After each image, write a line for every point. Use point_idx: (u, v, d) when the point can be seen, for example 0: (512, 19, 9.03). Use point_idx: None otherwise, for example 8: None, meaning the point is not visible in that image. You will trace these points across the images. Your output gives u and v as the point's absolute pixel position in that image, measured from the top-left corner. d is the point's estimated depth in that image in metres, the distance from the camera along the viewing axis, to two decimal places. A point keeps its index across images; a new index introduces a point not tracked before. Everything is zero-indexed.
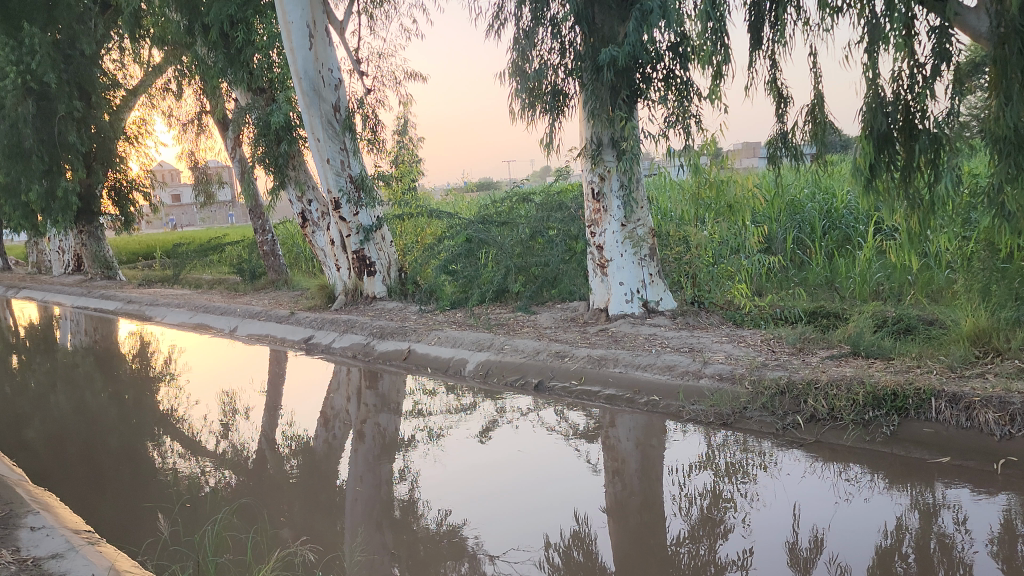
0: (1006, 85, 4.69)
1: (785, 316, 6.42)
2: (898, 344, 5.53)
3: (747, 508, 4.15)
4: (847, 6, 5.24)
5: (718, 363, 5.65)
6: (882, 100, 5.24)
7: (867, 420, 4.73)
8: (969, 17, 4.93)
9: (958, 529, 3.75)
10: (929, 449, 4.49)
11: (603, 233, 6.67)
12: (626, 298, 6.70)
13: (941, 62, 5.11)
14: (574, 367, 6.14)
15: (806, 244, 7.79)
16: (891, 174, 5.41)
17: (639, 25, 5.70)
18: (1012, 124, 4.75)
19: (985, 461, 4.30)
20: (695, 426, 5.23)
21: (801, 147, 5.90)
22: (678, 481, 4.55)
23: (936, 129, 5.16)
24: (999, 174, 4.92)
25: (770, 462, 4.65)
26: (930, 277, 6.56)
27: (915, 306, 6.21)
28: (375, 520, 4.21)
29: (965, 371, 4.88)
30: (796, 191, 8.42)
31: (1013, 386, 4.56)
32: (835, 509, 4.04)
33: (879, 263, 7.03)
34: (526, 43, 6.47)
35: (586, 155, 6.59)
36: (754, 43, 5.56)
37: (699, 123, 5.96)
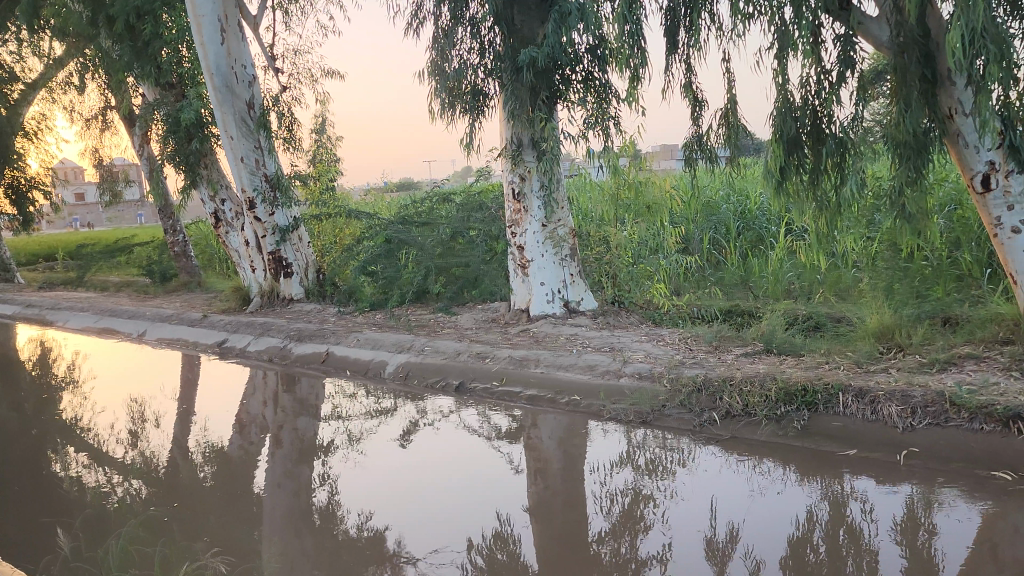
0: (906, 92, 4.93)
1: (702, 314, 6.56)
2: (809, 341, 5.70)
3: (666, 503, 4.22)
4: (757, 12, 5.38)
5: (638, 362, 5.72)
6: (791, 105, 5.39)
7: (779, 416, 4.86)
8: (872, 26, 5.14)
9: (865, 519, 3.90)
10: (838, 442, 4.65)
11: (523, 234, 6.66)
12: (547, 298, 6.72)
13: (846, 68, 5.30)
14: (496, 368, 6.12)
15: (722, 245, 7.95)
16: (801, 177, 5.60)
17: (558, 26, 5.77)
18: (911, 131, 4.97)
19: (889, 452, 4.48)
20: (616, 425, 5.28)
21: (716, 150, 6.04)
22: (599, 480, 4.59)
23: (842, 134, 5.37)
24: (900, 177, 5.13)
25: (688, 459, 4.73)
26: (837, 276, 6.79)
27: (824, 304, 6.41)
28: (293, 528, 4.10)
29: (871, 366, 5.07)
30: (712, 194, 8.63)
31: (915, 380, 4.77)
32: (749, 502, 4.14)
33: (790, 263, 7.25)
34: (446, 42, 6.43)
35: (506, 155, 6.59)
36: (670, 47, 5.66)
37: (618, 125, 6.02)
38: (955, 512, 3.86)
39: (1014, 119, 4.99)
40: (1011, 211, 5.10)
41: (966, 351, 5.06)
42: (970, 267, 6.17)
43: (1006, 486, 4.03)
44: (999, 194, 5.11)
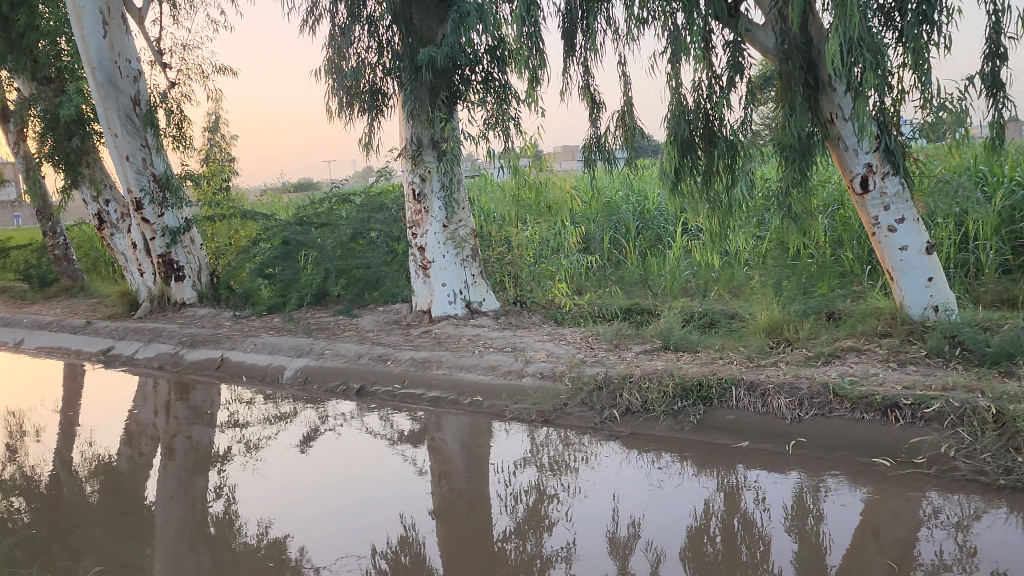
0: (791, 97, 5.14)
1: (603, 312, 6.67)
2: (704, 338, 5.87)
3: (570, 500, 4.27)
4: (651, 17, 5.50)
5: (540, 362, 5.76)
6: (685, 108, 5.51)
7: (677, 411, 4.98)
8: (758, 34, 5.36)
9: (759, 508, 4.05)
10: (732, 434, 4.80)
11: (424, 235, 6.61)
12: (449, 299, 6.70)
13: (736, 74, 5.48)
14: (398, 370, 6.06)
15: (621, 244, 8.13)
16: (695, 178, 5.75)
17: (457, 26, 5.76)
18: (796, 135, 5.18)
19: (779, 443, 4.67)
20: (519, 424, 5.31)
21: (614, 151, 6.14)
22: (504, 479, 4.60)
23: (733, 136, 5.56)
24: (786, 179, 5.32)
25: (590, 456, 4.80)
26: (731, 275, 7.00)
27: (719, 301, 6.61)
28: (188, 541, 3.95)
29: (762, 361, 5.27)
30: (611, 195, 8.80)
31: (802, 373, 4.99)
32: (649, 496, 4.24)
33: (687, 261, 7.44)
34: (342, 41, 6.33)
35: (407, 155, 6.52)
36: (568, 50, 5.72)
37: (518, 125, 6.06)
38: (840, 498, 4.05)
39: (889, 124, 5.29)
40: (887, 211, 5.40)
41: (848, 344, 5.32)
42: (851, 265, 6.58)
43: (885, 471, 4.27)
44: (876, 195, 5.39)
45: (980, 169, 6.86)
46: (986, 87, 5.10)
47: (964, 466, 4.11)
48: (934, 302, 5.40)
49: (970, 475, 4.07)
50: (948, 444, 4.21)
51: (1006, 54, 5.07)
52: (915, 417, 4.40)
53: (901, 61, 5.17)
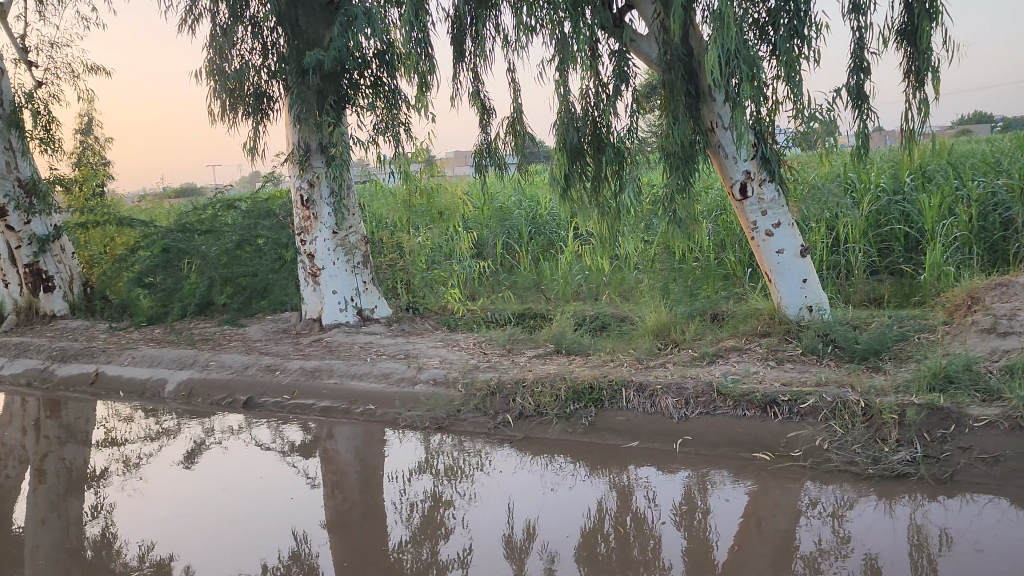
0: (674, 106, 5.31)
1: (496, 318, 6.70)
2: (595, 341, 5.97)
3: (465, 506, 4.26)
4: (540, 25, 5.57)
5: (433, 368, 5.72)
6: (573, 115, 5.62)
7: (568, 414, 5.05)
8: (642, 44, 5.52)
9: (649, 506, 4.16)
10: (622, 435, 4.91)
11: (313, 242, 6.46)
12: (340, 307, 6.57)
13: (622, 83, 5.62)
14: (287, 381, 5.90)
15: (514, 249, 8.19)
16: (584, 184, 5.86)
17: (345, 30, 5.66)
18: (679, 142, 5.33)
19: (667, 442, 4.80)
20: (412, 432, 5.25)
21: (505, 157, 6.18)
22: (398, 488, 4.55)
23: (620, 143, 5.68)
24: (671, 185, 5.47)
25: (485, 461, 4.81)
26: (621, 278, 7.13)
27: (610, 304, 6.72)
28: (61, 566, 3.72)
29: (650, 362, 5.41)
30: (504, 200, 8.88)
31: (688, 373, 5.15)
32: (543, 499, 4.27)
33: (579, 265, 7.54)
34: (224, 41, 6.13)
35: (294, 161, 6.37)
36: (457, 56, 5.74)
37: (408, 130, 6.01)
38: (724, 493, 4.20)
39: (765, 133, 5.54)
40: (764, 215, 5.65)
41: (731, 344, 5.53)
42: (734, 267, 6.83)
43: (765, 466, 4.47)
44: (755, 201, 5.64)
45: (849, 176, 7.28)
46: (852, 99, 5.41)
47: (837, 458, 4.33)
48: (809, 302, 5.69)
49: (842, 466, 4.29)
50: (823, 437, 4.43)
51: (869, 68, 5.39)
52: (792, 413, 4.61)
53: (776, 73, 5.41)
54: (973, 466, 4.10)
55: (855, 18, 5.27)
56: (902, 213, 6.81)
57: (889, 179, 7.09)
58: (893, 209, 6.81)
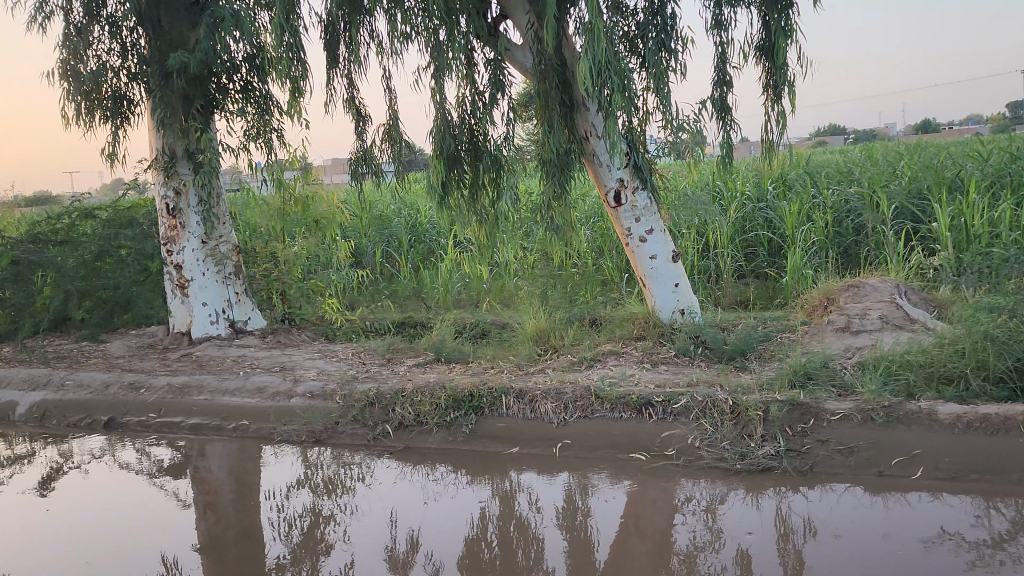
0: (549, 115, 5.36)
1: (376, 327, 6.62)
2: (475, 348, 5.98)
3: (347, 521, 4.16)
4: (415, 32, 5.54)
5: (309, 380, 5.57)
6: (450, 123, 5.59)
7: (449, 422, 5.01)
8: (517, 53, 5.62)
9: (532, 511, 4.20)
10: (502, 441, 4.94)
11: (180, 252, 6.19)
12: (210, 319, 6.31)
13: (497, 91, 5.66)
14: (152, 399, 5.61)
15: (394, 258, 8.11)
16: (461, 191, 5.88)
17: (211, 31, 5.44)
18: (555, 149, 5.39)
19: (546, 446, 4.87)
20: (289, 447, 5.11)
21: (383, 164, 6.11)
22: (276, 505, 4.40)
23: (496, 151, 5.70)
24: (548, 192, 5.51)
25: (366, 473, 4.74)
26: (501, 285, 7.17)
27: (490, 312, 6.75)
28: None
29: (530, 368, 5.47)
30: (382, 208, 8.80)
31: (566, 378, 5.22)
32: (425, 509, 4.23)
33: (459, 273, 7.52)
34: (79, 41, 5.80)
35: (158, 167, 6.09)
36: (331, 61, 5.66)
37: (281, 137, 5.86)
38: (604, 494, 4.29)
39: (637, 142, 5.71)
40: (638, 222, 5.82)
41: (608, 348, 5.66)
42: (611, 273, 7.01)
43: (642, 466, 4.60)
44: (628, 208, 5.80)
45: (716, 185, 7.63)
46: (717, 110, 5.66)
47: (708, 454, 4.49)
48: (681, 305, 5.89)
49: (712, 463, 4.46)
50: (694, 435, 4.58)
51: (731, 82, 5.64)
52: (666, 413, 4.74)
53: (645, 84, 5.59)
54: (832, 457, 4.35)
55: (717, 34, 5.51)
56: (764, 220, 7.19)
57: (754, 188, 7.48)
58: (757, 215, 7.17)
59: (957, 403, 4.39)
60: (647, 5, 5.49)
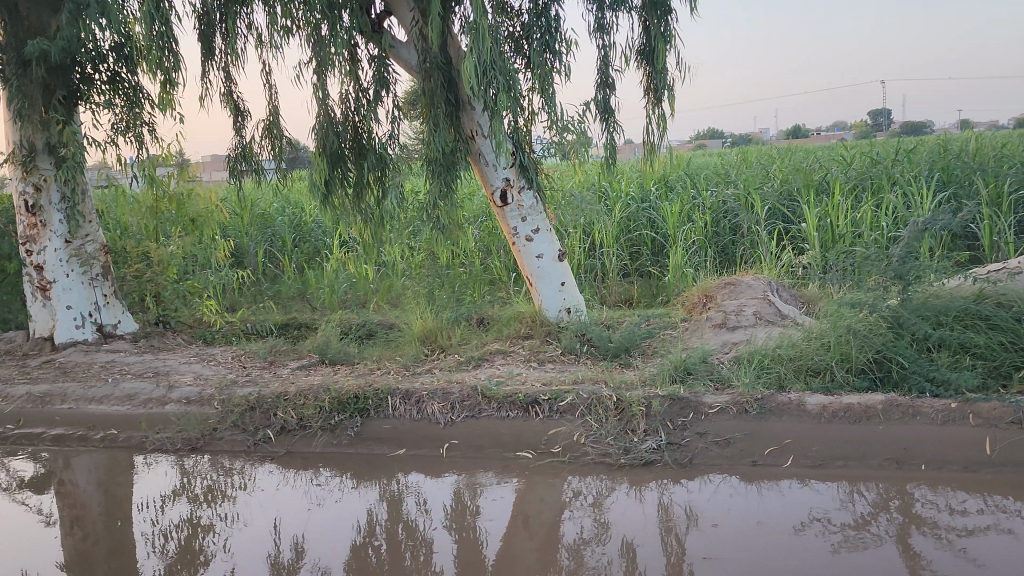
0: (435, 114, 5.33)
1: (258, 329, 6.42)
2: (361, 349, 5.88)
3: (227, 530, 4.00)
4: (296, 26, 5.39)
5: (185, 385, 5.32)
6: (333, 120, 5.47)
7: (333, 425, 4.90)
8: (401, 50, 5.58)
9: (420, 512, 4.16)
10: (388, 443, 4.87)
11: (42, 251, 5.81)
12: (76, 323, 5.97)
13: (382, 88, 5.56)
14: (10, 409, 5.25)
15: (277, 258, 7.87)
16: (346, 190, 5.77)
17: (74, 18, 5.10)
18: (441, 148, 5.35)
19: (433, 447, 4.83)
20: (163, 456, 4.88)
21: (263, 161, 5.91)
22: (150, 517, 4.19)
23: (381, 149, 5.62)
24: (433, 191, 5.46)
25: (247, 480, 4.58)
26: (388, 285, 7.07)
27: (376, 312, 6.65)
28: None
29: (417, 369, 5.41)
30: (264, 207, 8.54)
31: (453, 378, 5.20)
32: (310, 515, 4.13)
33: (345, 272, 7.37)
34: None
35: (16, 161, 5.69)
36: (206, 53, 5.43)
37: (153, 131, 5.59)
38: (492, 493, 4.30)
39: (523, 142, 5.74)
40: (524, 221, 5.87)
41: (495, 347, 5.69)
42: (499, 272, 7.05)
43: (528, 464, 4.64)
44: (514, 208, 5.85)
45: (601, 185, 7.78)
46: (600, 112, 5.76)
47: (592, 450, 4.56)
48: (567, 304, 5.98)
49: (597, 458, 4.54)
50: (579, 431, 4.65)
51: (614, 84, 5.76)
52: (552, 411, 4.77)
53: (530, 85, 5.64)
54: (709, 449, 4.50)
55: (600, 37, 5.61)
56: (648, 220, 7.37)
57: (637, 189, 7.68)
58: (641, 215, 7.36)
59: (823, 394, 4.63)
60: (531, 6, 5.53)
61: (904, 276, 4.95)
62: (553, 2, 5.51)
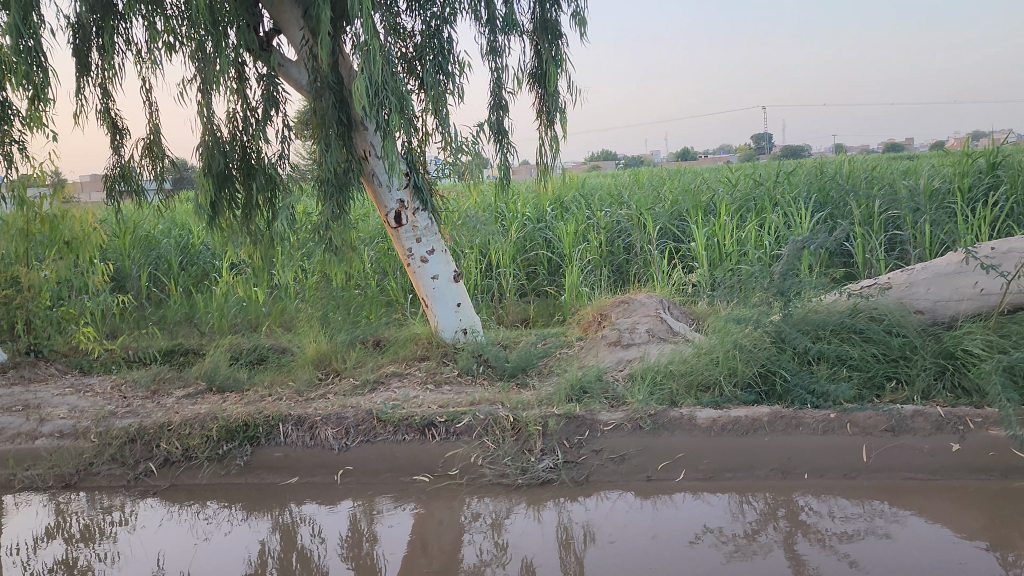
0: (326, 134, 5.23)
1: (139, 357, 6.12)
2: (251, 375, 5.68)
3: (108, 570, 3.78)
4: (179, 42, 5.22)
5: (58, 419, 5.01)
6: (219, 139, 5.30)
7: (221, 455, 4.69)
8: (291, 69, 5.47)
9: (315, 542, 4.04)
10: (279, 472, 4.72)
11: None
12: None
13: (271, 107, 5.43)
14: None
15: (162, 281, 7.56)
16: (234, 212, 5.61)
17: None
18: (332, 169, 5.26)
19: (326, 474, 4.71)
20: (35, 495, 4.58)
21: (144, 182, 5.67)
22: (21, 560, 3.91)
23: (270, 170, 5.49)
24: (325, 213, 5.36)
25: (129, 516, 4.35)
26: (281, 308, 6.89)
27: (268, 336, 6.46)
28: None
29: (310, 394, 5.26)
30: (148, 229, 8.21)
31: (348, 403, 5.07)
32: (198, 550, 3.94)
33: (235, 295, 7.14)
34: None
35: None
36: (81, 68, 5.18)
37: (23, 149, 5.28)
38: (389, 519, 4.22)
39: (416, 163, 5.72)
40: (419, 242, 5.84)
41: (390, 370, 5.61)
42: (396, 293, 7.02)
43: (425, 487, 4.58)
44: (408, 228, 5.81)
45: (497, 207, 7.84)
46: (493, 133, 5.81)
47: (489, 471, 4.54)
48: (463, 325, 5.97)
49: (494, 479, 4.52)
50: (477, 453, 4.60)
51: (507, 106, 5.82)
52: (449, 433, 4.71)
53: (424, 106, 5.63)
54: (605, 466, 4.56)
55: (492, 59, 5.66)
56: (543, 240, 7.46)
57: (533, 209, 7.78)
58: (536, 235, 7.44)
59: (713, 408, 4.75)
60: (423, 28, 5.54)
61: (785, 293, 5.18)
62: (446, 24, 5.54)
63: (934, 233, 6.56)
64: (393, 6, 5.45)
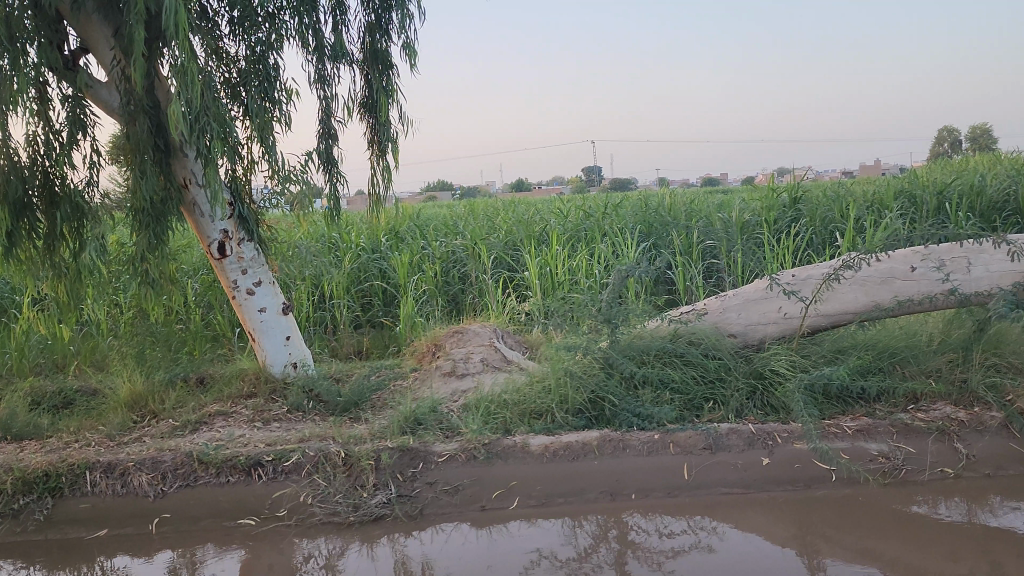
0: (140, 160, 4.93)
1: None
2: (55, 421, 5.22)
3: None
4: None
5: None
6: (17, 164, 4.88)
7: (17, 510, 4.30)
8: (100, 91, 5.14)
9: None
10: (85, 525, 4.35)
11: None
12: None
13: (77, 130, 5.08)
14: None
15: None
16: (33, 243, 5.17)
17: None
18: (148, 198, 4.95)
19: (140, 524, 4.37)
20: None
21: None
22: None
23: (76, 198, 5.11)
24: (140, 244, 5.05)
25: None
26: (92, 346, 6.41)
27: (76, 377, 5.97)
28: None
29: (123, 438, 4.90)
30: None
31: (166, 446, 4.75)
32: None
33: (37, 333, 6.56)
34: None
35: None
36: None
37: None
38: (212, 567, 3.97)
39: (241, 192, 5.49)
40: (244, 274, 5.61)
41: (214, 409, 5.31)
42: (223, 328, 6.74)
43: (250, 531, 4.35)
44: (233, 260, 5.57)
45: (331, 237, 7.69)
46: (322, 163, 5.69)
47: (320, 511, 4.38)
48: (293, 359, 5.78)
49: (325, 518, 4.36)
50: (306, 492, 4.43)
51: (336, 135, 5.72)
52: (276, 472, 4.51)
53: (248, 134, 5.44)
54: (439, 498, 4.51)
55: (321, 87, 5.56)
56: (379, 270, 7.37)
57: (367, 240, 7.69)
58: (372, 266, 7.34)
59: (545, 435, 4.83)
60: (247, 53, 5.34)
61: (612, 319, 5.37)
62: (271, 50, 5.38)
63: (745, 263, 7.04)
64: (214, 29, 5.24)
